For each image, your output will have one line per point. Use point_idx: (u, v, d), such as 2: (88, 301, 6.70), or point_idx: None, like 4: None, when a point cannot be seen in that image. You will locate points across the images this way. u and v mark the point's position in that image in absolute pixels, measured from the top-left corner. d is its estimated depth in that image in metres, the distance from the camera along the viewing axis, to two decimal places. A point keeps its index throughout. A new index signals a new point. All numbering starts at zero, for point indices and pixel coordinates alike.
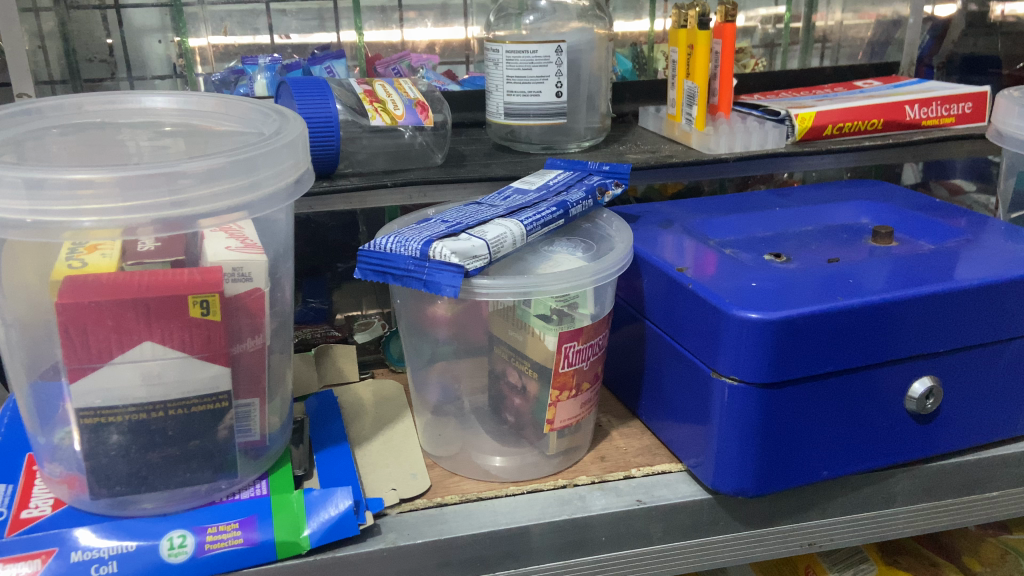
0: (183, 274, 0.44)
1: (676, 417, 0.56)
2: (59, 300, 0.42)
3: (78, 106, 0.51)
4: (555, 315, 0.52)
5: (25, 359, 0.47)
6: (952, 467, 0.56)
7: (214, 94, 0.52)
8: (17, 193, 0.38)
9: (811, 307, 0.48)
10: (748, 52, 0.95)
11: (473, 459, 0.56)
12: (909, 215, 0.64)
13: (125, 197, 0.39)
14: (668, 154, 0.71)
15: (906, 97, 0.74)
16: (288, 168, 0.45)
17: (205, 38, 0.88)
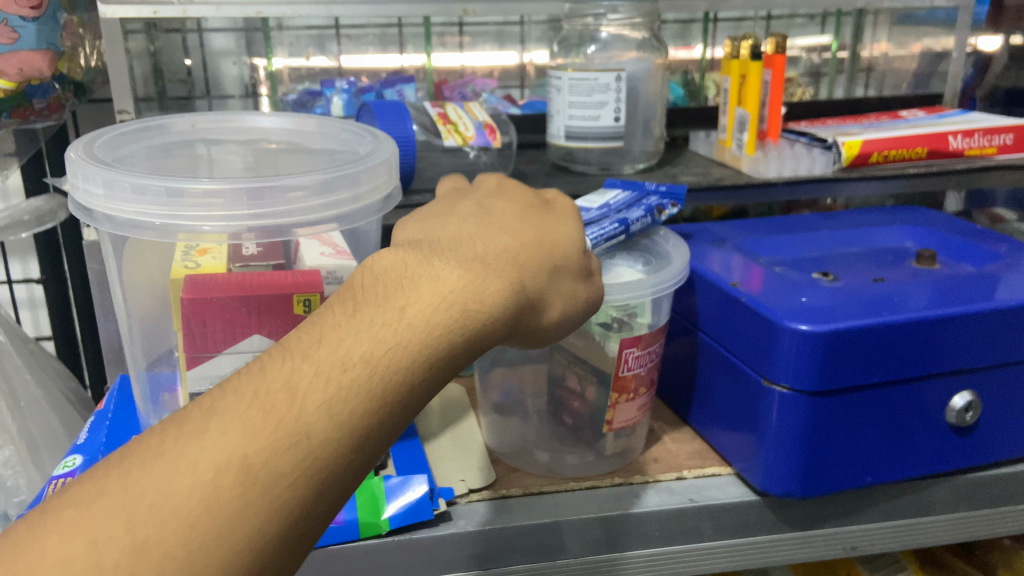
0: (288, 277, 0.49)
1: (726, 423, 0.59)
2: (183, 296, 0.47)
3: (192, 125, 0.57)
4: (616, 324, 0.57)
5: (144, 347, 0.54)
6: (987, 479, 0.59)
7: (314, 116, 0.58)
8: (158, 199, 0.44)
9: (858, 322, 0.51)
10: (796, 82, 1.00)
11: (533, 456, 0.60)
12: (951, 239, 0.67)
13: (247, 206, 0.44)
14: (719, 178, 0.75)
15: (950, 128, 0.77)
16: (383, 184, 0.50)
17: (283, 59, 0.95)
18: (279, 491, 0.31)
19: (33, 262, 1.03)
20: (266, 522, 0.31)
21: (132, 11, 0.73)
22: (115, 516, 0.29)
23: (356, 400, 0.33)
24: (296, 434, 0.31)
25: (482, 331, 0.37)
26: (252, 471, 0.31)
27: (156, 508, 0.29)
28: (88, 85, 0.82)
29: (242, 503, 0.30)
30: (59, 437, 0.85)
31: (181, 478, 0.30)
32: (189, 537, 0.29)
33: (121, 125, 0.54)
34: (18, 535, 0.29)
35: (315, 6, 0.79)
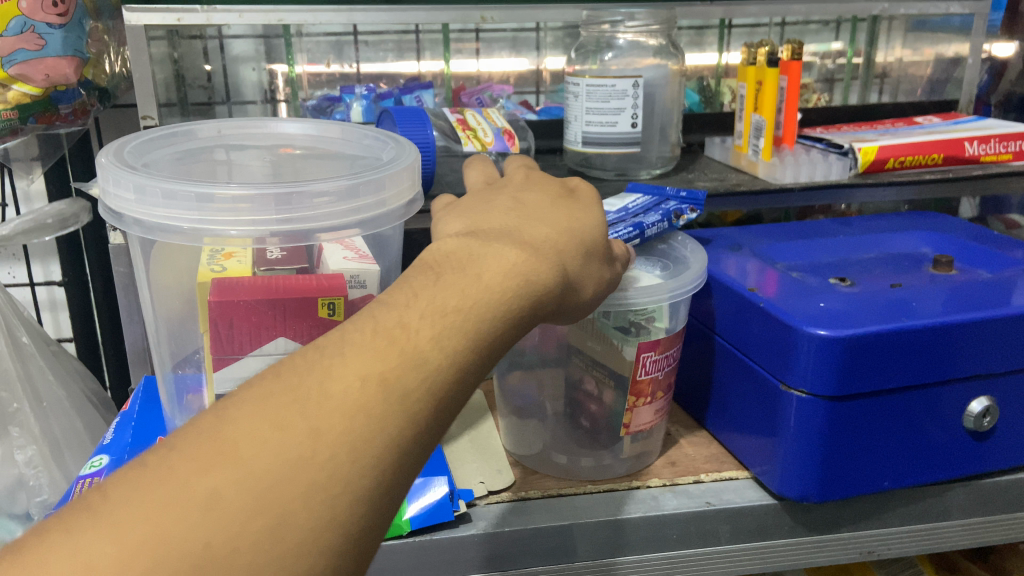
0: (313, 281, 0.50)
1: (743, 427, 0.60)
2: (210, 298, 0.49)
3: (218, 131, 0.58)
4: (633, 328, 0.57)
5: (170, 349, 0.55)
6: (1005, 485, 0.59)
7: (338, 122, 0.59)
8: (188, 205, 0.45)
9: (876, 327, 0.52)
10: (811, 88, 1.01)
11: (552, 458, 0.60)
12: (968, 245, 0.67)
13: (275, 211, 0.45)
14: (736, 184, 0.75)
15: (965, 134, 0.78)
16: (406, 189, 0.51)
17: (302, 67, 0.95)
18: (413, 404, 0.32)
19: (54, 265, 1.04)
20: (406, 432, 0.32)
21: (155, 18, 0.75)
22: (289, 408, 0.30)
23: (461, 338, 0.34)
24: (422, 356, 0.33)
25: (550, 294, 0.39)
26: (391, 388, 0.32)
27: (318, 406, 0.30)
28: (112, 91, 0.83)
29: (385, 411, 0.31)
30: (81, 438, 0.86)
31: (334, 384, 0.31)
32: (347, 435, 0.30)
33: (149, 131, 0.55)
34: (203, 423, 0.30)
35: (336, 13, 0.80)
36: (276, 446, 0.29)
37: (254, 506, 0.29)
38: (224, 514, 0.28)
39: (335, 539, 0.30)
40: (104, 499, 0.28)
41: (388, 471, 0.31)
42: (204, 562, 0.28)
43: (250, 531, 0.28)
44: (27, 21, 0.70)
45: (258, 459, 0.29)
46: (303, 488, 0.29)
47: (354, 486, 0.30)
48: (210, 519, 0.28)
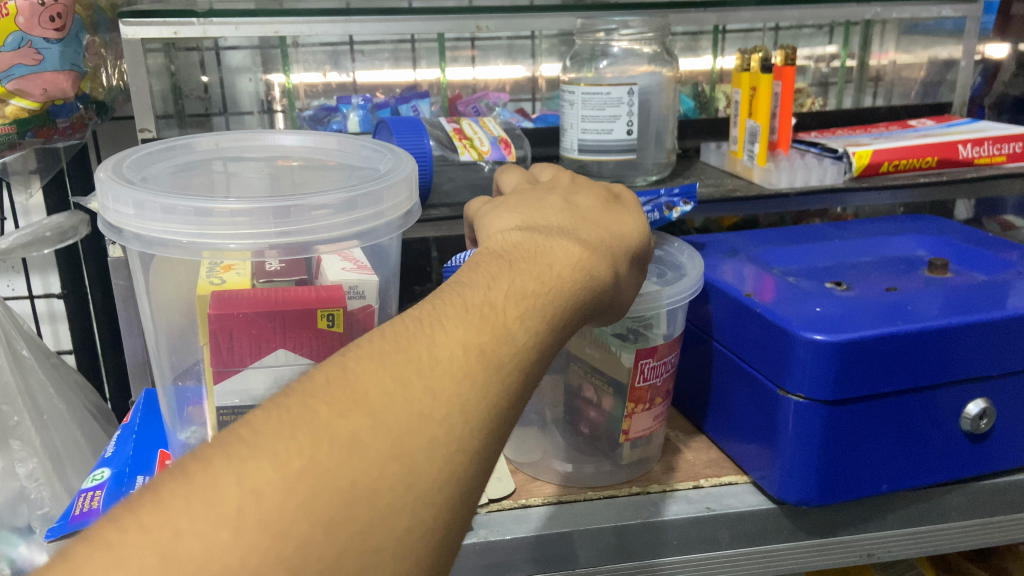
0: (311, 292, 0.51)
1: (742, 432, 0.60)
2: (210, 311, 0.49)
3: (216, 144, 0.59)
4: (631, 335, 0.57)
5: (171, 361, 0.55)
6: (1003, 486, 0.60)
7: (334, 133, 0.60)
8: (187, 219, 0.45)
9: (873, 332, 0.52)
10: (805, 92, 1.01)
11: (552, 465, 0.61)
12: (963, 248, 0.68)
13: (275, 224, 0.46)
14: (732, 189, 0.76)
15: (959, 136, 0.78)
16: (404, 200, 0.51)
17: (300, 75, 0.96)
18: (507, 375, 0.34)
19: (53, 277, 1.05)
20: (504, 399, 0.34)
21: (154, 32, 0.76)
22: (406, 368, 0.32)
23: (541, 320, 0.37)
24: (512, 329, 0.35)
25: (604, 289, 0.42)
26: (489, 356, 0.34)
27: (433, 366, 0.32)
28: (110, 104, 0.84)
29: (487, 377, 0.33)
30: (82, 450, 0.87)
31: (441, 349, 0.33)
32: (461, 395, 0.32)
33: (146, 145, 0.55)
34: (326, 375, 0.31)
35: (331, 24, 0.80)
36: (402, 398, 0.31)
37: (389, 449, 0.30)
38: (365, 454, 0.29)
39: (456, 489, 0.31)
40: (255, 433, 0.29)
41: (491, 431, 0.33)
42: (353, 497, 0.28)
43: (388, 474, 0.29)
44: (24, 36, 0.70)
45: (390, 409, 0.30)
46: (426, 440, 0.30)
47: (467, 444, 0.32)
48: (354, 458, 0.29)
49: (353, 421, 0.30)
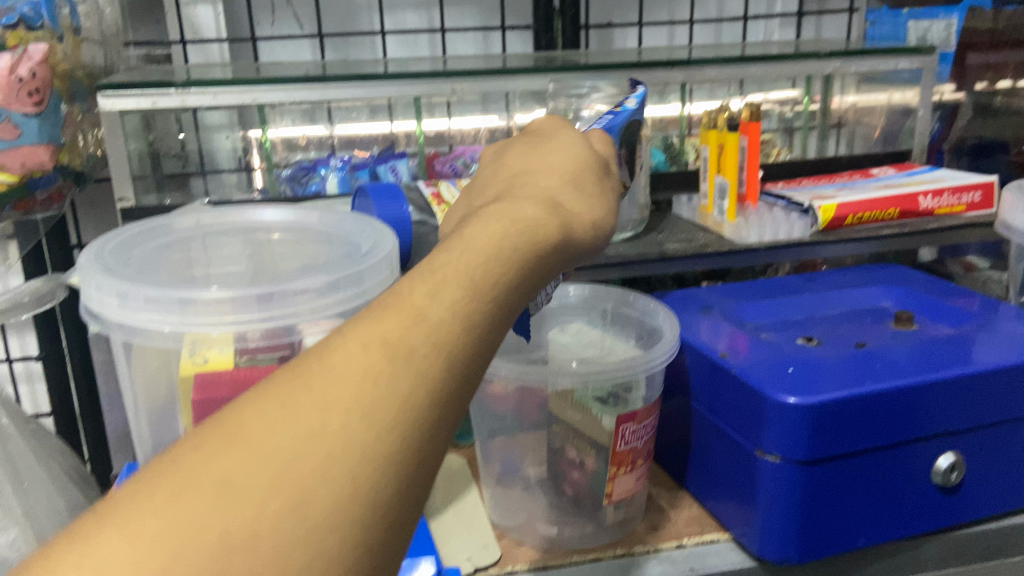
0: None
1: (722, 490, 0.61)
2: (193, 397, 0.51)
3: (196, 223, 0.60)
4: (611, 398, 0.59)
5: (152, 440, 0.55)
6: (975, 534, 0.61)
7: (317, 209, 0.61)
8: (172, 309, 0.46)
9: (842, 393, 0.54)
10: (772, 142, 1.04)
11: (537, 528, 0.61)
12: (927, 299, 0.70)
13: (263, 308, 0.47)
14: (704, 244, 0.77)
15: (920, 187, 0.81)
16: (386, 278, 0.52)
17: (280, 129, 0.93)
18: (417, 360, 0.33)
19: (30, 337, 1.06)
20: (415, 389, 0.32)
21: (132, 103, 0.79)
22: (297, 387, 0.31)
23: (460, 291, 0.36)
24: (421, 314, 0.34)
25: (542, 250, 0.41)
26: (393, 345, 0.33)
27: (323, 377, 0.31)
28: (88, 173, 0.86)
29: (393, 368, 0.32)
30: (62, 518, 0.86)
31: (336, 357, 0.32)
32: (360, 400, 0.31)
33: (128, 229, 0.56)
34: (221, 415, 0.31)
35: (308, 91, 0.83)
36: (291, 425, 0.30)
37: (270, 482, 0.29)
38: (241, 494, 0.28)
39: (363, 509, 0.30)
40: None
41: (408, 440, 0.32)
42: (227, 548, 0.27)
43: (273, 510, 0.28)
44: (3, 112, 0.72)
45: (269, 438, 0.30)
46: (319, 459, 0.29)
47: (371, 452, 0.30)
48: (224, 506, 0.28)
49: (225, 460, 0.29)
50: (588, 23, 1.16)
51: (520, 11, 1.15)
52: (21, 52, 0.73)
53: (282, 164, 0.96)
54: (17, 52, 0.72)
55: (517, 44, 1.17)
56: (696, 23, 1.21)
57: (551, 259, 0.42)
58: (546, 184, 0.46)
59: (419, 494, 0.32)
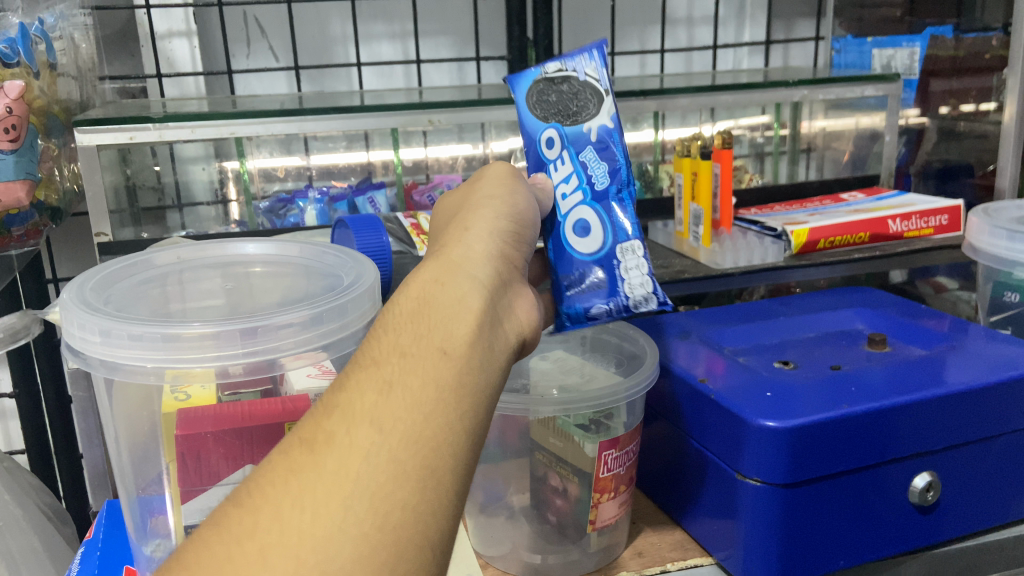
0: (277, 403, 0.52)
1: (704, 513, 0.62)
2: (176, 433, 0.50)
3: (176, 257, 0.60)
4: (592, 425, 0.59)
5: (131, 477, 0.52)
6: (953, 552, 0.62)
7: (298, 242, 0.61)
8: (156, 344, 0.46)
9: (819, 416, 0.55)
10: (744, 168, 1.06)
11: (521, 557, 0.62)
12: (899, 322, 0.72)
13: (245, 343, 0.47)
14: (681, 270, 0.79)
15: (888, 211, 0.85)
16: (368, 309, 0.53)
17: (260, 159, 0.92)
18: (337, 440, 0.36)
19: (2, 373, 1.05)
20: (343, 465, 0.35)
21: (109, 138, 0.80)
22: (240, 503, 0.35)
23: (369, 367, 0.38)
24: (335, 404, 0.37)
25: (458, 286, 0.42)
26: (312, 439, 0.36)
27: (258, 490, 0.35)
28: (64, 209, 0.86)
29: (316, 456, 0.35)
30: (40, 557, 0.84)
31: (269, 470, 0.36)
32: (288, 493, 0.34)
33: (106, 265, 0.56)
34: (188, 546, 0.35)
35: (287, 124, 0.84)
36: (226, 535, 0.34)
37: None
38: None
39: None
40: None
41: (355, 509, 0.34)
42: None
43: None
44: None
45: (216, 553, 0.33)
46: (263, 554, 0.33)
47: (313, 530, 0.33)
48: None
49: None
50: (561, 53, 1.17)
51: (494, 43, 1.17)
52: None
53: (259, 196, 0.95)
54: None
55: (491, 74, 1.18)
56: (666, 51, 1.23)
57: (478, 290, 0.42)
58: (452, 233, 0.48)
59: (398, 549, 0.34)
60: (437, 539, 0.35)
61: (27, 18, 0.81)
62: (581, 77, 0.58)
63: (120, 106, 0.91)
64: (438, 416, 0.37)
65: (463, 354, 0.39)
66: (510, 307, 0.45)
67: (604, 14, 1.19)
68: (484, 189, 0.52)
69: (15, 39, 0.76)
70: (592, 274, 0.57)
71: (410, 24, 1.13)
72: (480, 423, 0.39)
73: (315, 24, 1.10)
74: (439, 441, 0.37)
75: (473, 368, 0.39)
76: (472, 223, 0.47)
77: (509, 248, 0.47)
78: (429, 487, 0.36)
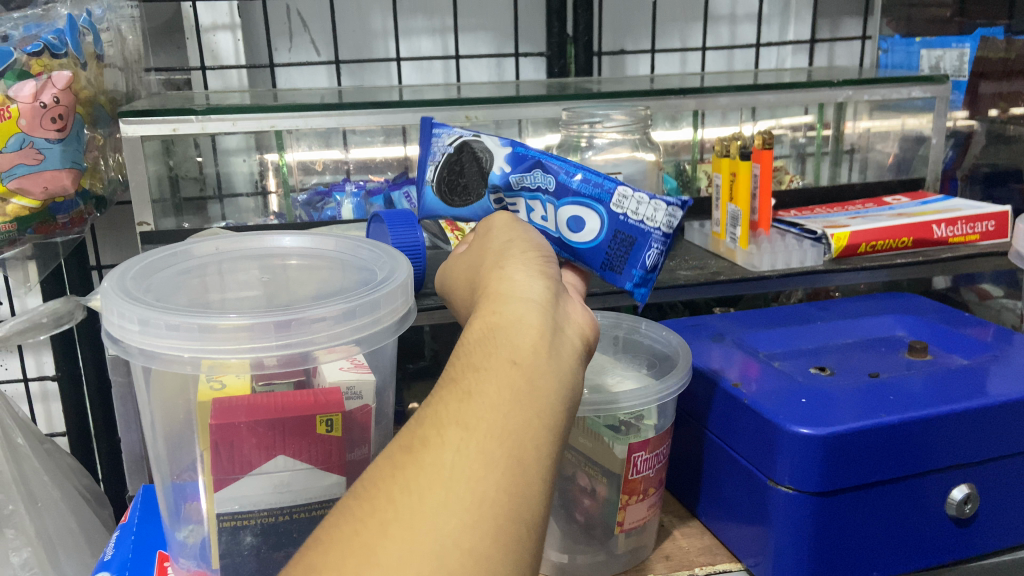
0: (310, 396, 0.52)
1: (735, 518, 0.61)
2: (211, 422, 0.50)
3: (215, 248, 0.61)
4: (623, 427, 0.59)
5: (168, 463, 0.54)
6: (989, 567, 0.61)
7: (333, 235, 0.62)
8: (191, 335, 0.47)
9: (858, 434, 0.54)
10: (783, 170, 1.04)
11: (548, 557, 0.61)
12: (940, 328, 0.70)
13: (278, 335, 0.48)
14: (717, 271, 0.78)
15: (933, 216, 0.83)
16: (400, 305, 0.53)
17: (297, 153, 0.92)
18: (434, 442, 0.37)
19: (46, 356, 1.09)
20: (444, 457, 0.36)
21: (153, 130, 0.82)
22: (355, 500, 0.36)
23: (452, 388, 0.40)
24: (426, 416, 0.39)
25: (519, 307, 0.44)
26: (413, 444, 0.37)
27: (371, 484, 0.37)
28: (108, 198, 0.88)
29: (417, 457, 0.37)
30: (76, 538, 0.87)
31: (374, 473, 0.37)
32: (397, 485, 0.36)
33: (149, 255, 0.58)
34: (306, 547, 0.36)
35: (326, 118, 0.85)
36: (347, 517, 0.35)
37: (342, 555, 0.34)
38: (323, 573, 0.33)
39: (432, 544, 0.34)
40: None
41: (457, 490, 0.35)
42: None
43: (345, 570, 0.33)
44: (26, 138, 0.74)
45: (332, 536, 0.35)
46: (379, 522, 0.35)
47: (419, 507, 0.35)
48: None
49: (307, 557, 0.35)
50: (601, 51, 1.17)
51: (533, 39, 1.16)
52: (44, 78, 0.75)
53: (297, 188, 0.95)
54: (41, 79, 0.75)
55: (531, 71, 1.18)
56: (707, 50, 1.21)
57: (533, 310, 0.43)
58: (503, 264, 0.49)
59: (499, 524, 0.35)
60: (531, 518, 0.36)
61: (75, 9, 0.82)
62: (451, 150, 0.67)
63: (165, 98, 0.93)
64: (523, 412, 0.38)
65: (531, 362, 0.40)
66: (567, 317, 0.46)
67: (645, 11, 1.18)
68: (498, 238, 0.53)
69: (64, 30, 0.77)
70: (618, 241, 0.62)
71: (451, 19, 1.13)
72: (559, 418, 0.40)
73: (357, 18, 1.11)
74: (521, 433, 0.38)
75: (543, 373, 0.40)
76: (511, 259, 0.49)
77: (549, 272, 0.48)
78: (518, 470, 0.37)
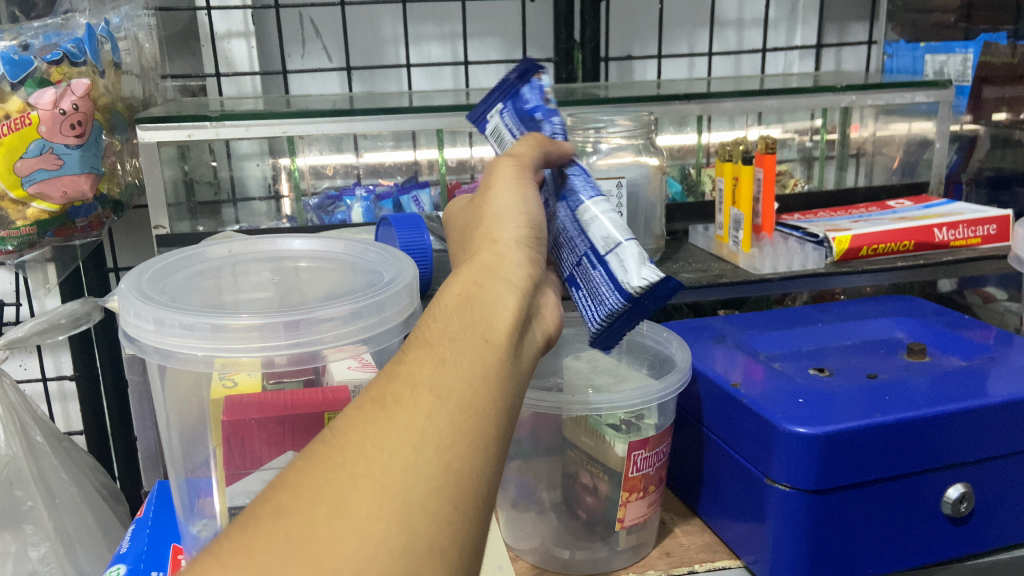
0: (316, 393, 0.54)
1: (733, 516, 0.62)
2: (223, 419, 0.53)
3: (228, 250, 0.63)
4: (624, 425, 0.60)
5: (182, 457, 0.55)
6: (985, 565, 0.62)
7: (341, 238, 0.64)
8: (204, 334, 0.49)
9: (851, 425, 0.55)
10: (787, 174, 1.05)
11: (551, 553, 0.63)
12: (938, 331, 0.71)
13: (288, 335, 0.49)
14: (720, 274, 0.80)
15: (935, 220, 0.84)
16: (405, 304, 0.54)
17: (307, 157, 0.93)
18: (407, 403, 0.37)
19: (64, 356, 1.11)
20: (415, 420, 0.37)
21: (168, 136, 0.84)
22: (323, 446, 0.36)
23: (430, 349, 0.40)
24: (400, 374, 0.39)
25: (497, 285, 0.44)
26: (387, 401, 0.38)
27: (339, 433, 0.37)
28: (126, 201, 0.90)
29: (388, 415, 0.37)
30: (93, 534, 0.89)
31: (343, 422, 0.37)
32: (367, 439, 0.36)
33: (164, 257, 0.60)
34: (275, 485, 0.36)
35: (335, 123, 0.87)
36: (316, 465, 0.36)
37: (312, 500, 0.34)
38: (290, 518, 0.33)
39: (398, 503, 0.34)
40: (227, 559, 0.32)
41: (425, 454, 0.36)
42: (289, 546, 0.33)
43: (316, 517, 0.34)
44: (46, 143, 0.77)
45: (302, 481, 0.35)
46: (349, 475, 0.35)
47: (391, 467, 0.35)
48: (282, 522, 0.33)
49: (275, 497, 0.34)
50: (608, 56, 1.18)
51: (541, 45, 1.18)
52: (63, 86, 0.77)
53: (309, 192, 0.96)
54: (60, 86, 0.77)
55: None
56: (714, 54, 1.22)
57: (513, 292, 0.44)
58: (488, 235, 0.49)
59: (461, 494, 0.36)
60: (488, 493, 0.37)
61: (94, 18, 0.84)
62: None
63: (180, 104, 0.95)
64: (491, 391, 0.39)
65: (503, 343, 0.41)
66: (537, 309, 0.47)
67: (652, 16, 1.20)
68: (495, 199, 0.52)
69: (82, 39, 0.79)
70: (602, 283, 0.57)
71: (460, 25, 1.15)
72: (518, 403, 0.41)
73: (368, 25, 1.13)
74: (489, 411, 0.39)
75: (511, 357, 0.42)
76: (498, 231, 0.49)
77: (533, 254, 0.49)
78: (483, 446, 0.38)
